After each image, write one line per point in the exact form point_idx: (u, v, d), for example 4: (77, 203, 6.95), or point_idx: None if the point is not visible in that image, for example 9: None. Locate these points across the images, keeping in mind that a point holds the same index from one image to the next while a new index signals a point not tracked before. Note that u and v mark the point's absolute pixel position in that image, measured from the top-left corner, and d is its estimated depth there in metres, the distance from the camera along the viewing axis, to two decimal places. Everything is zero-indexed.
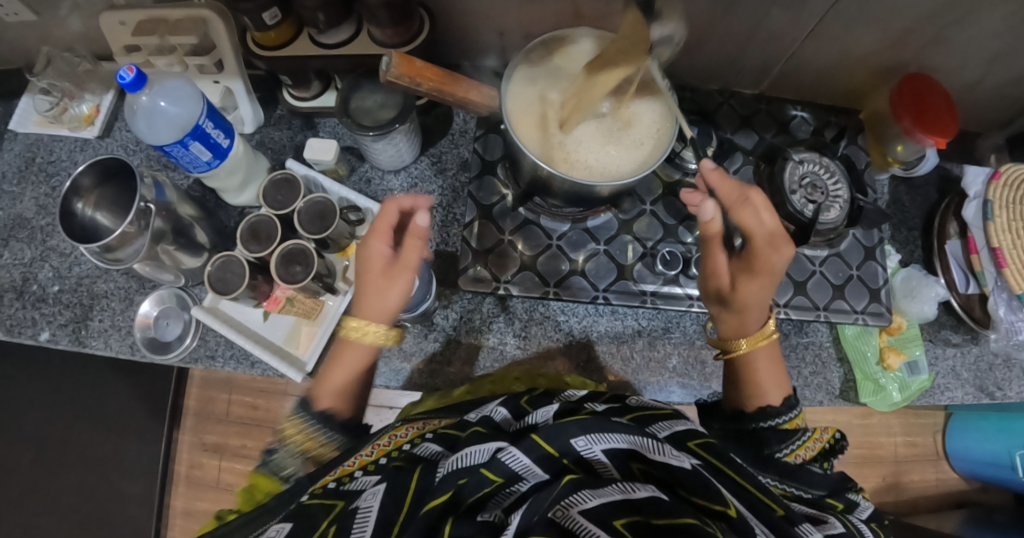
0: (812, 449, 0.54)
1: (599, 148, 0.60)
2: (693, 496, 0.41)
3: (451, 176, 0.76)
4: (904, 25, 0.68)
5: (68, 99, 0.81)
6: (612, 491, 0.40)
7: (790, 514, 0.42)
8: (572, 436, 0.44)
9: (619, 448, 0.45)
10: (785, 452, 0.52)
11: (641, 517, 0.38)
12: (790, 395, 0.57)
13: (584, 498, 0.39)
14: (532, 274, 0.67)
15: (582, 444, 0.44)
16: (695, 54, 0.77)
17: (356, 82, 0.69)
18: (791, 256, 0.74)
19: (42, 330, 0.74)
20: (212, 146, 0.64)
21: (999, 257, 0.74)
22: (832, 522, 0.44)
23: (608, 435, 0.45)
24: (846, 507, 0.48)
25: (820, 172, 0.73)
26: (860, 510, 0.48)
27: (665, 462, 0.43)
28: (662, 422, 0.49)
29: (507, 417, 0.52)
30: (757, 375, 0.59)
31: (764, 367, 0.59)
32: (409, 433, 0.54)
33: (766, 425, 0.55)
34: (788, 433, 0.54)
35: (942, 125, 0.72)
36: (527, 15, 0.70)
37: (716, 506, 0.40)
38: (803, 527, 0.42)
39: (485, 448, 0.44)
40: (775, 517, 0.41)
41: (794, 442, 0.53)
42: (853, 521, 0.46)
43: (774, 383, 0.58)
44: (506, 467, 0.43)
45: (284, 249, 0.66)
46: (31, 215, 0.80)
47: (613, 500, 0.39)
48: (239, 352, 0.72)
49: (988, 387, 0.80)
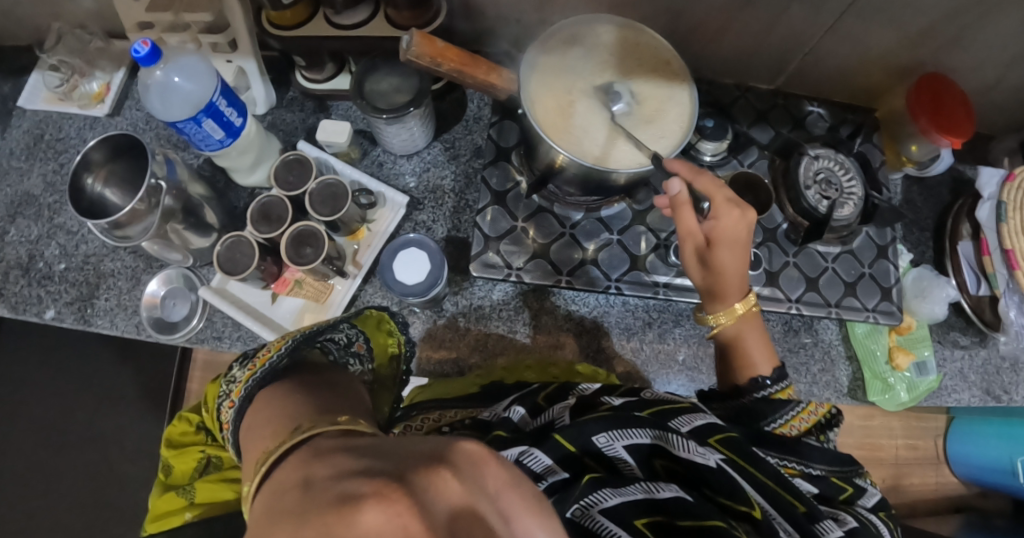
0: (807, 421, 0.56)
1: (619, 134, 0.58)
2: (719, 495, 0.44)
3: (464, 162, 0.76)
4: (924, 25, 0.67)
5: (78, 76, 0.80)
6: (634, 491, 0.44)
7: (810, 511, 0.45)
8: (594, 434, 0.47)
9: (641, 444, 0.47)
10: (779, 424, 0.55)
11: (666, 518, 0.42)
12: (779, 366, 0.60)
13: (604, 497, 0.43)
14: (544, 263, 0.67)
15: (604, 441, 0.47)
16: (713, 47, 0.77)
17: (373, 65, 0.68)
18: (804, 251, 0.73)
19: (48, 308, 0.74)
20: (225, 125, 0.63)
21: (1011, 259, 0.72)
22: (846, 518, 0.47)
23: (629, 431, 0.48)
24: (854, 494, 0.51)
25: (834, 169, 0.72)
26: (867, 497, 0.51)
27: (691, 460, 0.45)
28: (682, 416, 0.50)
29: (524, 417, 0.54)
30: (745, 348, 0.61)
31: (751, 337, 0.61)
32: (425, 425, 0.55)
33: (759, 394, 0.58)
34: (784, 404, 0.56)
35: (959, 126, 0.71)
36: (544, 3, 0.70)
37: (742, 507, 0.43)
38: (823, 524, 0.45)
39: (508, 454, 0.46)
40: (798, 515, 0.44)
41: (789, 412, 0.56)
42: (862, 512, 0.49)
43: (763, 355, 0.60)
44: (529, 468, 0.46)
45: (296, 231, 0.66)
46: (38, 192, 0.79)
47: (635, 500, 0.43)
48: (246, 333, 0.71)
49: (995, 390, 0.79)
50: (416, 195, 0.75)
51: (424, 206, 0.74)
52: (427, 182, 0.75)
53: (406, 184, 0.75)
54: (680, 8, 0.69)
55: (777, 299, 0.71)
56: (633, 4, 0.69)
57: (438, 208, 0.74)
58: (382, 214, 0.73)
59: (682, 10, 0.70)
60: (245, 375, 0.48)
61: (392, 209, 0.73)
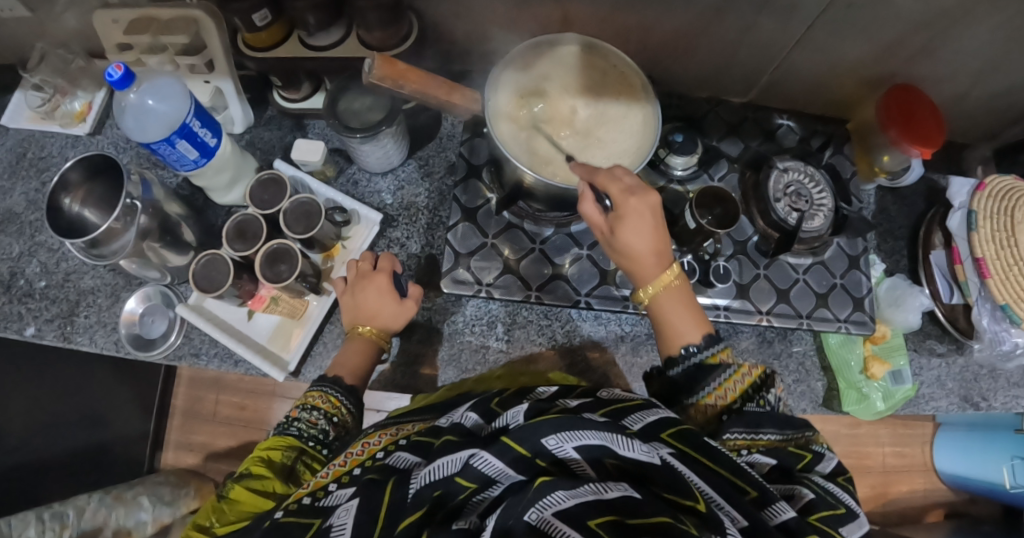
0: (735, 389, 0.51)
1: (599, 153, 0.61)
2: (666, 491, 0.40)
3: (438, 178, 0.77)
4: (891, 37, 0.68)
5: (60, 96, 0.82)
6: (585, 491, 0.38)
7: (761, 496, 0.42)
8: (543, 436, 0.42)
9: (593, 446, 0.42)
10: (704, 392, 0.52)
11: (619, 517, 0.37)
12: (709, 331, 0.54)
13: (559, 499, 0.38)
14: (514, 278, 0.68)
15: (554, 443, 0.42)
16: (684, 61, 0.78)
17: (345, 84, 0.70)
18: (775, 263, 0.74)
19: (28, 325, 0.74)
20: (199, 145, 0.64)
21: (983, 268, 0.73)
22: (802, 491, 0.43)
23: (580, 432, 0.42)
24: (812, 459, 0.47)
25: (804, 181, 0.73)
26: (825, 463, 0.47)
27: (636, 459, 0.41)
28: (634, 414, 0.47)
29: (478, 422, 0.50)
30: (668, 322, 0.55)
31: (674, 308, 0.55)
32: (382, 440, 0.53)
33: (687, 364, 0.53)
34: (710, 373, 0.52)
35: (928, 136, 0.72)
36: (518, 19, 0.70)
37: (687, 501, 0.39)
38: (774, 507, 0.41)
39: (459, 457, 0.43)
40: (745, 503, 0.40)
41: (718, 378, 0.52)
42: (818, 482, 0.45)
43: (688, 325, 0.55)
44: (479, 472, 0.42)
45: (269, 249, 0.66)
46: (21, 209, 0.80)
47: (587, 501, 0.37)
48: (223, 350, 0.72)
49: (973, 397, 0.80)
50: (390, 212, 0.76)
51: (399, 222, 0.75)
52: (402, 199, 0.76)
53: (382, 201, 0.76)
54: (649, 25, 0.71)
55: (748, 312, 0.72)
56: (603, 20, 0.70)
57: (412, 225, 0.75)
58: (357, 231, 0.74)
59: (651, 26, 0.71)
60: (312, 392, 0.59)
61: (366, 226, 0.74)
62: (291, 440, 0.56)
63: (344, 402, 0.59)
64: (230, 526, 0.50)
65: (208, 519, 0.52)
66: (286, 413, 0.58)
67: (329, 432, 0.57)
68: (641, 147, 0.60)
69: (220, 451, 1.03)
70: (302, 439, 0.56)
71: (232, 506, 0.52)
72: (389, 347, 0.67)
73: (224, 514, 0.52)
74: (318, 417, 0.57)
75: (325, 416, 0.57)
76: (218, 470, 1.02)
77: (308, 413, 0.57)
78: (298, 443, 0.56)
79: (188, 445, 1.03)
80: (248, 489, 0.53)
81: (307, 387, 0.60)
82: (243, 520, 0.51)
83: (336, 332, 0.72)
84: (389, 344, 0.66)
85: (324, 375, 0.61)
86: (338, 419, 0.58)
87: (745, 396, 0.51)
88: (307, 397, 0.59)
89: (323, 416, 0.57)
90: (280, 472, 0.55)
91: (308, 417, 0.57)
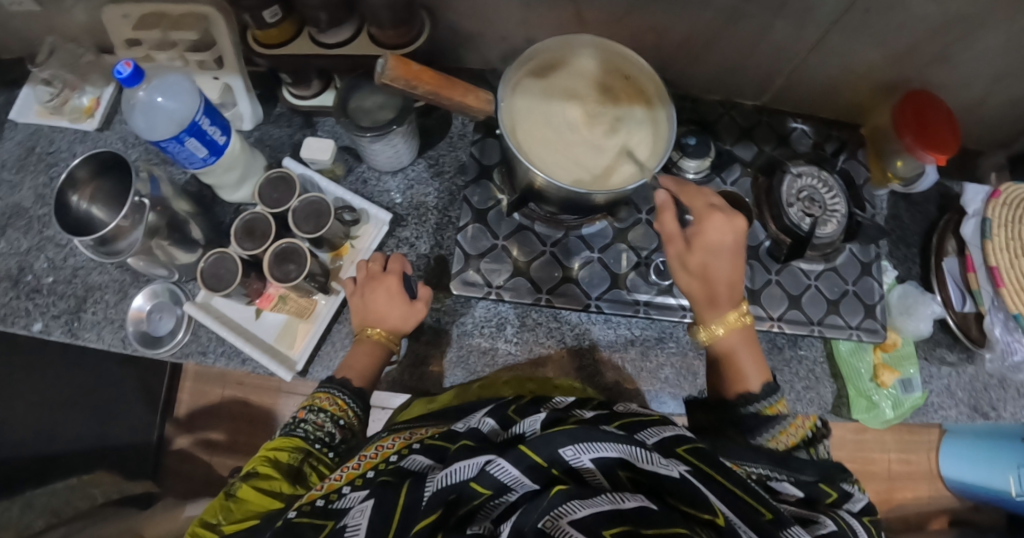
0: (796, 435, 0.54)
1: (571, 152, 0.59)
2: (681, 503, 0.39)
3: (448, 178, 0.77)
4: (908, 42, 0.67)
5: (69, 90, 0.81)
6: (601, 501, 0.38)
7: (777, 518, 0.39)
8: (559, 445, 0.42)
9: (609, 458, 0.42)
10: (767, 438, 0.53)
11: (632, 527, 0.36)
12: (771, 380, 0.55)
13: (574, 508, 0.37)
14: (524, 281, 0.67)
15: (570, 454, 0.42)
16: (697, 64, 0.77)
17: (356, 82, 0.68)
18: (787, 269, 0.73)
19: (36, 320, 0.74)
20: (208, 143, 0.64)
21: (995, 276, 0.73)
22: (824, 520, 0.43)
23: (597, 444, 0.42)
24: (840, 498, 0.48)
25: (818, 187, 0.72)
26: (853, 501, 0.48)
27: (653, 471, 0.41)
28: (650, 428, 0.47)
29: (495, 429, 0.50)
30: (737, 361, 0.57)
31: (741, 351, 0.57)
32: (395, 444, 0.54)
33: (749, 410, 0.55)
34: (772, 420, 0.54)
35: (943, 142, 0.71)
36: (530, 19, 0.70)
37: (704, 515, 0.39)
38: (790, 529, 0.39)
39: (476, 463, 0.43)
40: (763, 520, 0.38)
41: (778, 428, 0.54)
42: (845, 518, 0.45)
43: (756, 371, 0.57)
44: (494, 479, 0.41)
45: (278, 248, 0.66)
46: (29, 204, 0.80)
47: (603, 510, 0.37)
48: (230, 348, 0.72)
49: (982, 406, 0.79)
50: (400, 211, 0.75)
51: (408, 222, 0.75)
52: (412, 198, 0.76)
53: (391, 200, 0.76)
54: (663, 27, 0.70)
55: (759, 317, 0.72)
56: (616, 22, 0.70)
57: (422, 225, 0.75)
58: (366, 230, 0.73)
59: (665, 28, 0.70)
60: (320, 394, 0.59)
61: (375, 225, 0.73)
62: (298, 442, 0.55)
63: (351, 406, 0.59)
64: (239, 523, 0.49)
65: (215, 516, 0.51)
66: (293, 414, 0.57)
67: (336, 435, 0.57)
68: (652, 152, 0.59)
69: (224, 447, 1.03)
70: (308, 441, 0.56)
71: (240, 505, 0.52)
72: (399, 349, 0.66)
73: (231, 512, 0.51)
74: (324, 420, 0.57)
75: (331, 418, 0.57)
76: (223, 465, 1.02)
77: (314, 415, 0.57)
78: (304, 445, 0.55)
79: (194, 439, 1.03)
80: (256, 489, 0.52)
81: (315, 388, 0.60)
82: (251, 518, 0.50)
83: (343, 332, 0.71)
84: (399, 345, 0.66)
85: (332, 377, 0.61)
86: (344, 421, 0.58)
87: (804, 443, 0.54)
88: (313, 398, 0.58)
89: (329, 418, 0.57)
90: (287, 472, 0.54)
91: (314, 419, 0.57)
